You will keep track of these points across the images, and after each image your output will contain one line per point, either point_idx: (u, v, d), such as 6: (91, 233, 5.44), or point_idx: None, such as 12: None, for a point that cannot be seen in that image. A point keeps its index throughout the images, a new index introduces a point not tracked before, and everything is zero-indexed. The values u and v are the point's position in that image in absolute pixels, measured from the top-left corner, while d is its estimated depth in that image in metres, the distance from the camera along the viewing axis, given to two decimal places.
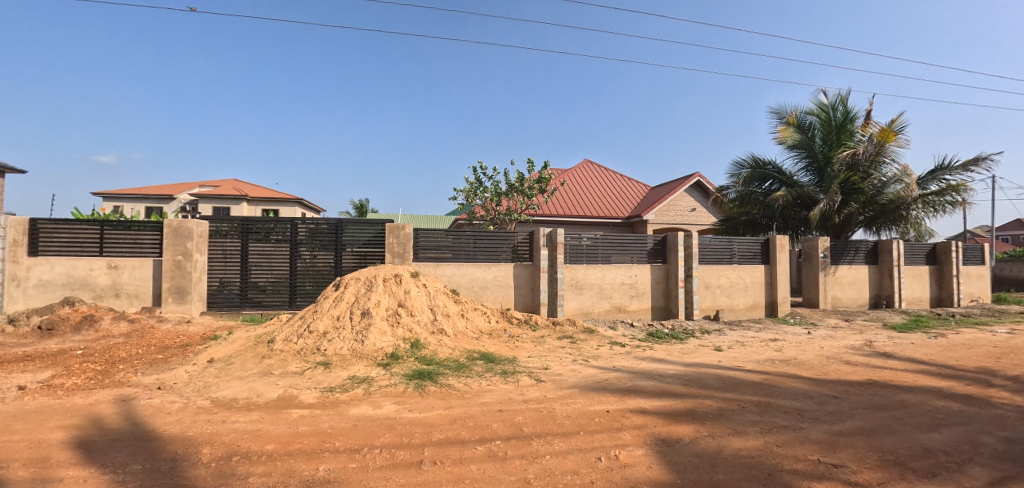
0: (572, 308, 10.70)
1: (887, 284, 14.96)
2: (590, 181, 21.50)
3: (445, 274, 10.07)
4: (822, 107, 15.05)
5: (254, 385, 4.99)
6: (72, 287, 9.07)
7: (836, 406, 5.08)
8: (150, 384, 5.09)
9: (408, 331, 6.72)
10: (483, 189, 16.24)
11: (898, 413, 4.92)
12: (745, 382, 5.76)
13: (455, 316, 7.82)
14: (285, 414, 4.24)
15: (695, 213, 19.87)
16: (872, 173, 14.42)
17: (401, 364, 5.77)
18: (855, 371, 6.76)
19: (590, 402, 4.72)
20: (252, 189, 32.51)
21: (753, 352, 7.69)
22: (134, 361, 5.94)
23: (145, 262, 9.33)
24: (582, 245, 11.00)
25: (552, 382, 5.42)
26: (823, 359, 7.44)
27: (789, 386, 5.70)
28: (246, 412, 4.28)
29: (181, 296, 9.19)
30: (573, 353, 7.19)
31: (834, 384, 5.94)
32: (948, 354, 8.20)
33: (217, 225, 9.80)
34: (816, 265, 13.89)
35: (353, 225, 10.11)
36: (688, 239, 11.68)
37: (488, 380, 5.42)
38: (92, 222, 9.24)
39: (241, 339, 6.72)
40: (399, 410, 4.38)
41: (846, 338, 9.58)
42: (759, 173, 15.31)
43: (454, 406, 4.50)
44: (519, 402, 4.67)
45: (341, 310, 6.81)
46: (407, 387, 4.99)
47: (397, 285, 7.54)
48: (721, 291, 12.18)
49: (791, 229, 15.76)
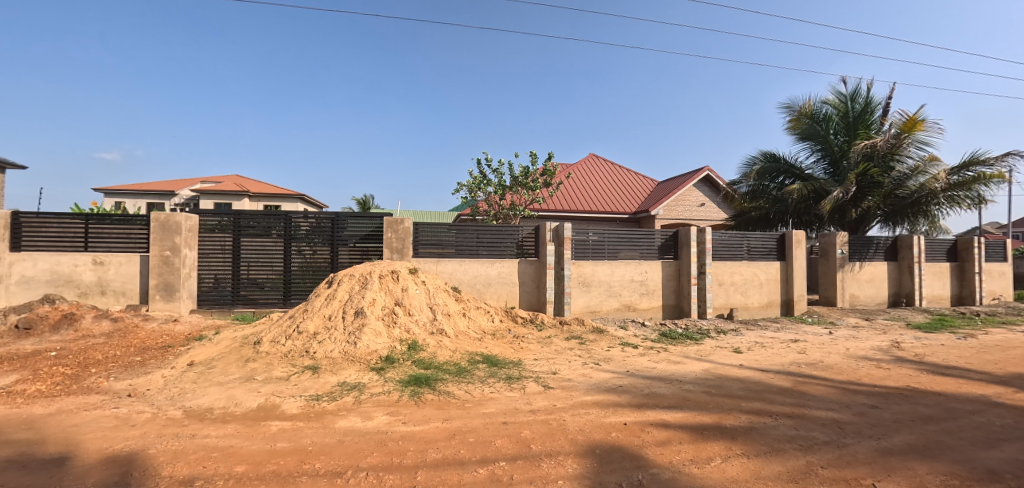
0: (580, 307, 10.21)
1: (907, 281, 14.37)
2: (595, 176, 20.92)
3: (446, 270, 9.59)
4: (839, 98, 14.47)
5: (234, 392, 4.53)
6: (55, 284, 8.65)
7: (876, 417, 4.56)
8: (120, 391, 4.65)
9: (406, 332, 6.24)
10: (486, 183, 15.66)
11: (948, 426, 4.38)
12: (773, 388, 5.26)
13: (456, 315, 7.34)
14: (263, 428, 3.79)
15: (705, 208, 19.29)
16: (892, 167, 13.80)
17: (396, 368, 5.27)
18: (889, 376, 6.23)
19: (604, 413, 4.23)
20: (253, 185, 32.22)
21: (775, 355, 7.15)
22: (109, 364, 5.51)
23: (133, 257, 8.89)
24: (588, 241, 10.47)
25: (562, 390, 4.92)
26: (852, 362, 6.92)
27: (822, 394, 5.17)
28: (220, 425, 3.85)
29: (169, 294, 8.76)
30: (582, 355, 6.68)
31: (870, 391, 5.42)
32: (984, 357, 7.67)
33: (208, 219, 9.35)
34: (833, 263, 13.29)
35: (352, 219, 9.66)
36: (701, 234, 11.09)
37: (492, 387, 4.92)
38: (77, 216, 8.82)
39: (226, 340, 6.27)
40: (392, 422, 3.91)
41: (872, 339, 9.03)
42: (771, 167, 14.79)
43: (453, 418, 4.02)
44: (526, 413, 4.18)
45: (334, 309, 6.33)
46: (403, 395, 4.52)
47: (394, 282, 7.05)
48: (734, 288, 11.66)
49: (805, 225, 15.19)
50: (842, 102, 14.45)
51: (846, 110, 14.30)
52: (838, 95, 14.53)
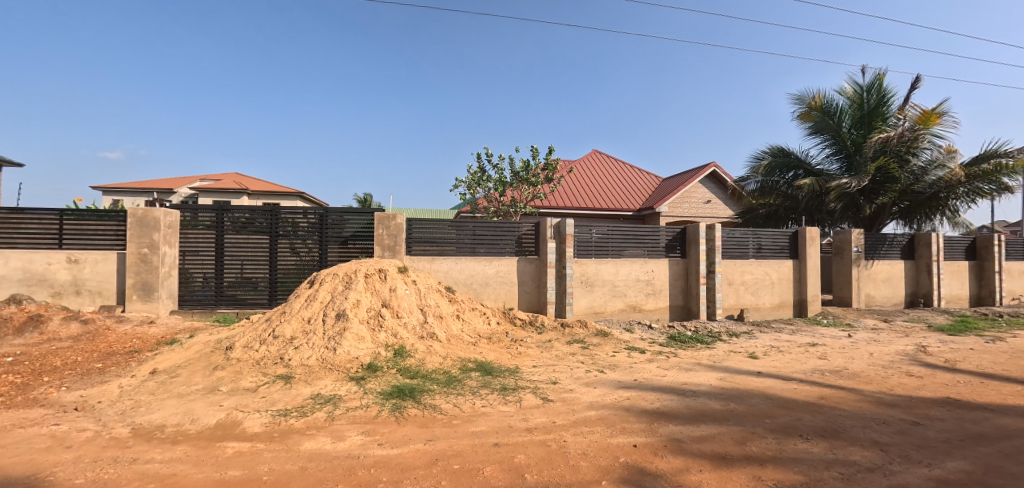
0: (582, 308, 9.67)
1: (924, 281, 13.77)
2: (598, 172, 20.36)
3: (441, 269, 9.08)
4: (854, 90, 13.85)
5: (193, 406, 4.02)
6: (27, 283, 8.19)
7: (919, 437, 4.05)
8: (67, 404, 4.14)
9: (392, 336, 5.72)
10: (486, 178, 15.15)
11: (1005, 447, 3.84)
12: (798, 402, 4.72)
13: (448, 317, 6.82)
14: (218, 450, 3.28)
15: (711, 205, 18.70)
16: (909, 160, 13.14)
17: (379, 378, 4.76)
18: (924, 385, 5.67)
19: (611, 433, 3.71)
20: (252, 183, 31.88)
21: (794, 361, 6.61)
22: (65, 372, 5.01)
23: (109, 255, 8.41)
24: (591, 238, 9.92)
25: (563, 403, 4.39)
26: (879, 369, 6.36)
27: (854, 409, 4.64)
28: (168, 446, 3.35)
29: (147, 294, 8.31)
30: (585, 362, 6.15)
31: (907, 404, 4.89)
32: (1019, 363, 7.08)
33: (189, 215, 8.87)
34: (848, 261, 12.70)
35: (342, 215, 9.16)
36: (711, 231, 10.54)
37: (484, 400, 4.38)
38: (52, 210, 8.35)
39: (198, 345, 5.77)
40: (366, 443, 3.39)
41: (895, 343, 8.45)
42: (781, 162, 14.17)
43: (437, 438, 3.50)
44: (522, 432, 3.66)
45: (314, 311, 5.83)
46: (382, 409, 4.01)
47: (381, 282, 6.54)
48: (745, 288, 11.10)
49: (817, 222, 14.55)
50: (856, 94, 13.82)
51: (860, 102, 13.65)
52: (852, 86, 13.89)
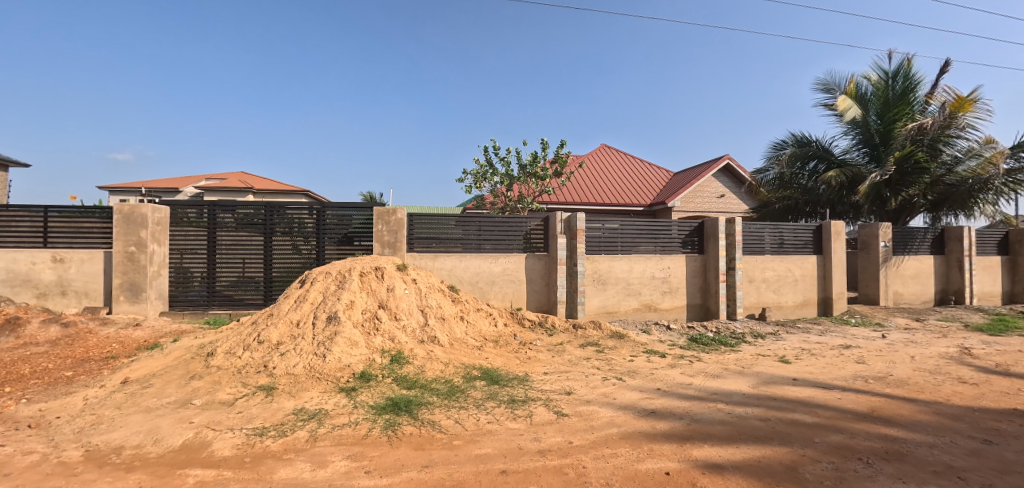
0: (594, 308, 9.12)
1: (955, 276, 13.04)
2: (609, 167, 19.71)
3: (444, 267, 8.57)
4: (879, 77, 13.08)
5: (159, 423, 3.55)
6: (11, 284, 7.82)
7: (997, 459, 3.45)
8: (22, 420, 3.68)
9: (389, 340, 5.22)
10: (492, 173, 14.62)
11: None
12: (848, 415, 4.13)
13: (452, 319, 6.30)
14: (176, 479, 2.79)
15: (725, 200, 18.02)
16: (940, 150, 12.37)
17: (372, 389, 4.26)
18: (983, 394, 5.05)
19: (637, 456, 3.18)
20: (258, 182, 31.61)
21: (831, 366, 5.99)
22: (30, 381, 4.57)
23: (95, 254, 8.00)
24: (603, 233, 9.35)
25: (580, 418, 3.85)
26: (928, 375, 5.74)
27: (912, 422, 4.05)
28: (120, 475, 2.85)
29: (135, 295, 7.89)
30: (600, 368, 5.59)
31: (971, 417, 4.28)
32: None
33: (180, 211, 8.42)
34: (875, 257, 12.01)
35: (339, 211, 8.67)
36: (730, 225, 9.93)
37: (490, 415, 3.86)
38: (36, 206, 7.96)
39: (179, 351, 5.30)
40: (350, 472, 2.88)
41: (934, 345, 7.81)
42: (803, 152, 13.42)
43: (434, 464, 2.98)
44: (533, 456, 3.14)
45: (303, 313, 5.35)
46: (373, 427, 3.50)
47: (378, 281, 6.04)
48: (766, 286, 10.47)
49: (839, 216, 13.81)
50: (882, 81, 13.03)
51: (888, 88, 12.84)
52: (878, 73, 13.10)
